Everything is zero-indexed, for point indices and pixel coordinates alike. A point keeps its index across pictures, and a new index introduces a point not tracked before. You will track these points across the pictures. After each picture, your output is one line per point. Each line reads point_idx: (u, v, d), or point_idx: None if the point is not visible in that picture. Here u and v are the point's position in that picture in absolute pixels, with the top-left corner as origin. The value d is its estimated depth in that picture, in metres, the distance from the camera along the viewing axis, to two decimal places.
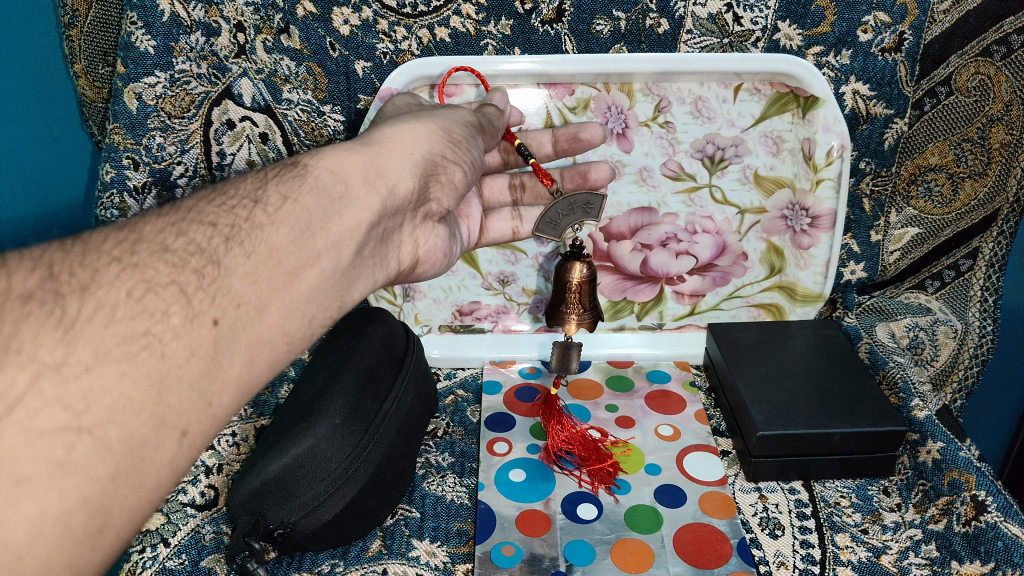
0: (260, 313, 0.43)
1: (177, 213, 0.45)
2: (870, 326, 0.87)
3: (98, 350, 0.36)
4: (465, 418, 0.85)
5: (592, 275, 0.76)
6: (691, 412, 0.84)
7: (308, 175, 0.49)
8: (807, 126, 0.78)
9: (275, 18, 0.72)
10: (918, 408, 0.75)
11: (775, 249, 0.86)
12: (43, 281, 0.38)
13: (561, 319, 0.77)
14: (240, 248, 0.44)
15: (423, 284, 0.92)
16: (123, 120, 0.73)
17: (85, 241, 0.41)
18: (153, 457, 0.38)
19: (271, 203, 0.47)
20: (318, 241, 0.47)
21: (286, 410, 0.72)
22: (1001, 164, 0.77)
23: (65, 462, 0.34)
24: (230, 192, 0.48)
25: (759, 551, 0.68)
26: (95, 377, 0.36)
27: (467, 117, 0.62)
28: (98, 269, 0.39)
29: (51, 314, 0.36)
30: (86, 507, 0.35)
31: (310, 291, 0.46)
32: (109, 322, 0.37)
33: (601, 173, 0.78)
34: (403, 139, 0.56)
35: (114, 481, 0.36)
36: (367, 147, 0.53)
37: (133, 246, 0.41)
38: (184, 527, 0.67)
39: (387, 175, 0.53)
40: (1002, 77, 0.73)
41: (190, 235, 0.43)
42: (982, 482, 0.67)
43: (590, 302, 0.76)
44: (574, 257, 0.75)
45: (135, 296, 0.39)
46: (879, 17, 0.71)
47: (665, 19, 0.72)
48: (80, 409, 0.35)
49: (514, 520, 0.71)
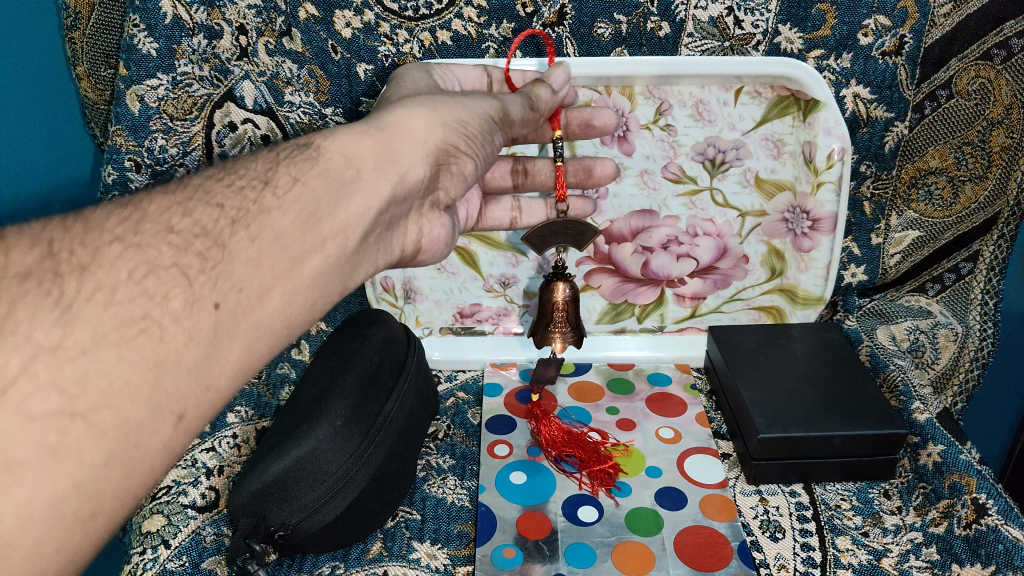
0: (260, 299, 0.43)
1: (185, 190, 0.45)
2: (870, 329, 0.87)
3: (95, 333, 0.36)
4: (466, 420, 0.85)
5: (575, 293, 0.76)
6: (692, 414, 0.84)
7: (319, 159, 0.49)
8: (807, 130, 0.78)
9: (277, 21, 0.73)
10: (918, 411, 0.75)
11: (775, 252, 0.87)
12: (42, 259, 0.38)
13: (544, 338, 0.77)
14: (245, 231, 0.44)
15: (424, 286, 0.92)
16: (125, 122, 0.73)
17: (88, 218, 0.41)
18: (149, 442, 0.38)
19: (280, 186, 0.47)
20: (323, 227, 0.47)
21: (287, 411, 0.72)
22: (1001, 167, 0.78)
23: (58, 447, 0.34)
24: (240, 173, 0.48)
25: (760, 554, 0.68)
26: (92, 360, 0.36)
27: (495, 108, 0.60)
28: (100, 248, 0.39)
29: (49, 293, 0.36)
30: (78, 493, 0.35)
31: (313, 277, 0.46)
32: (108, 304, 0.37)
33: (604, 171, 0.78)
34: (412, 121, 0.54)
35: (108, 467, 0.36)
36: (376, 128, 0.53)
37: (136, 225, 0.41)
38: (184, 529, 0.67)
39: (398, 162, 0.52)
40: (1002, 81, 0.73)
41: (196, 216, 0.43)
42: (982, 484, 0.67)
43: (573, 322, 0.77)
44: (553, 280, 0.75)
45: (135, 278, 0.39)
46: (879, 21, 0.71)
47: (667, 22, 0.73)
48: (75, 393, 0.35)
49: (514, 522, 0.71)
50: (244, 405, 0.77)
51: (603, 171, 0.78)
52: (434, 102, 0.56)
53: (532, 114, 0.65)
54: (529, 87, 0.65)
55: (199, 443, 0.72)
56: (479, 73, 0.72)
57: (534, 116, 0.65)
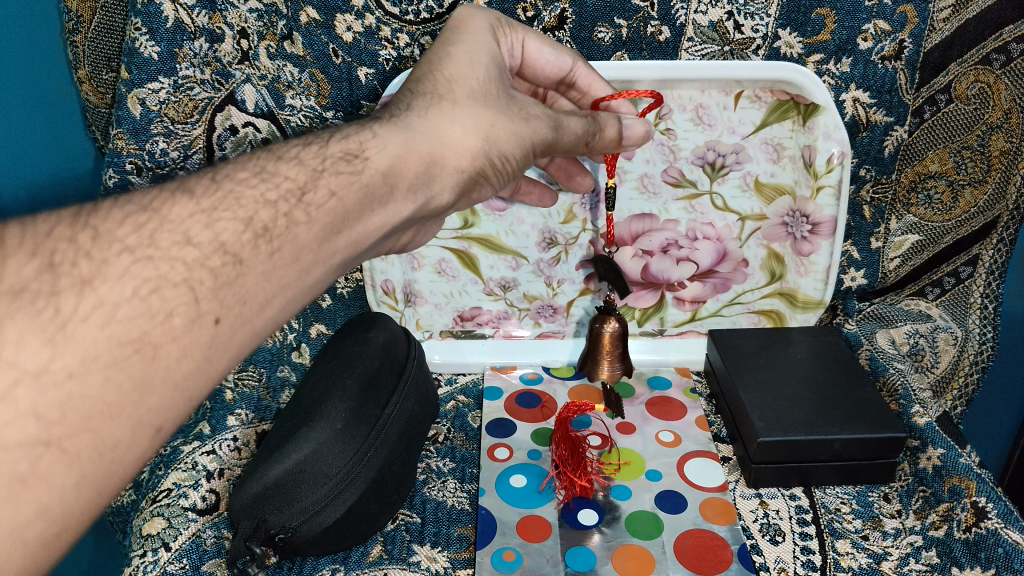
0: (261, 310, 0.43)
1: (215, 194, 0.44)
2: (870, 333, 0.88)
3: (86, 356, 0.36)
4: (466, 423, 0.85)
5: (622, 330, 0.78)
6: (692, 418, 0.84)
7: (364, 172, 0.48)
8: (807, 134, 0.78)
9: (278, 24, 0.73)
10: (918, 415, 0.75)
11: (775, 255, 0.87)
12: (40, 272, 0.37)
13: (592, 369, 0.79)
14: (267, 245, 0.43)
15: (425, 289, 0.93)
16: (126, 126, 0.73)
17: (98, 226, 0.40)
18: (126, 458, 0.38)
19: (316, 199, 0.45)
20: (341, 239, 0.46)
21: (287, 414, 0.72)
22: (1001, 171, 0.78)
23: (28, 476, 0.34)
24: (278, 181, 0.46)
25: (760, 557, 0.68)
26: (77, 385, 0.35)
27: (546, 140, 0.59)
28: (108, 260, 0.38)
29: (42, 312, 0.36)
30: (44, 518, 0.35)
31: (313, 286, 0.46)
32: (105, 323, 0.37)
33: (585, 184, 0.80)
34: (464, 147, 0.53)
35: (79, 487, 0.36)
36: (411, 132, 0.51)
37: (152, 235, 0.40)
38: (184, 531, 0.66)
39: (431, 186, 0.52)
40: (1001, 85, 0.73)
41: (218, 229, 0.42)
42: (982, 488, 0.67)
43: (622, 355, 0.78)
44: (603, 313, 0.77)
45: (140, 294, 0.38)
46: (879, 25, 0.71)
47: (666, 27, 0.73)
48: (53, 418, 0.35)
49: (515, 526, 0.71)
50: (244, 409, 0.77)
51: (585, 183, 0.80)
52: (493, 124, 0.55)
53: (581, 146, 0.64)
54: (599, 123, 0.63)
55: (199, 446, 0.72)
56: (561, 65, 0.69)
57: (581, 150, 0.64)
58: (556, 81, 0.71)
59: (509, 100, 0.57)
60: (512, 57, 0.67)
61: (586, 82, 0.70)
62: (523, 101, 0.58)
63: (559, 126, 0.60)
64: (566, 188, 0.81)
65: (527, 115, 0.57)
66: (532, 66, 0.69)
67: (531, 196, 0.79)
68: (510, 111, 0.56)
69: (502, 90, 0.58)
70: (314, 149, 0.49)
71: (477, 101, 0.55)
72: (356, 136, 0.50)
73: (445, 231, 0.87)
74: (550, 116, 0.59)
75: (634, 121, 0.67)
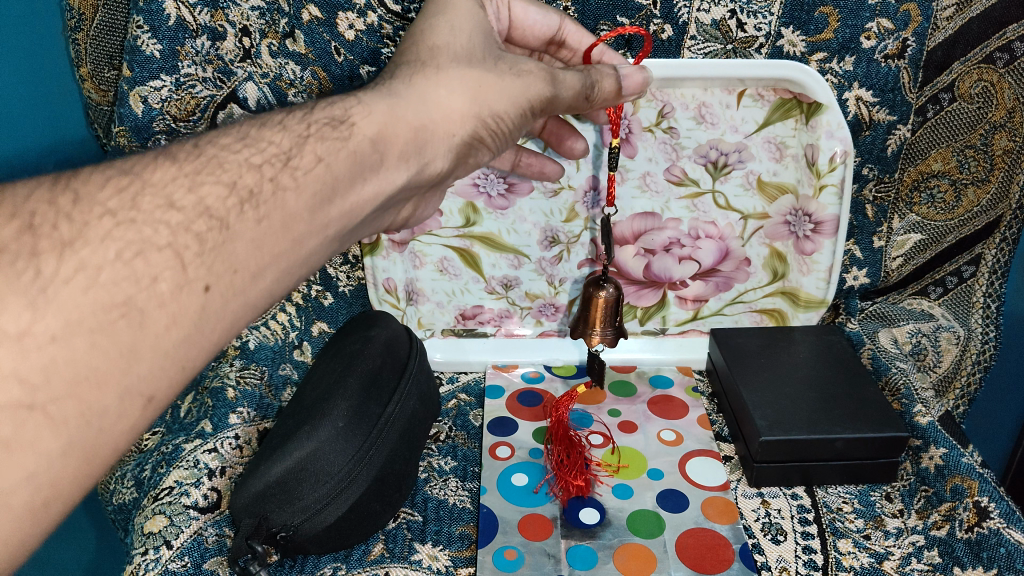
0: (255, 279, 0.43)
1: (198, 159, 0.44)
2: (872, 332, 0.87)
3: (69, 319, 0.36)
4: (468, 422, 0.85)
5: (618, 295, 0.77)
6: (694, 417, 0.84)
7: (350, 138, 0.48)
8: (809, 132, 0.78)
9: (280, 22, 0.73)
10: (920, 414, 0.75)
11: (778, 254, 0.87)
12: (20, 234, 0.37)
13: (582, 333, 0.78)
14: (254, 211, 0.43)
15: (426, 288, 0.93)
16: (128, 123, 0.73)
17: (79, 190, 0.40)
18: (115, 426, 0.38)
19: (303, 164, 0.45)
20: (332, 209, 0.46)
21: (289, 412, 0.72)
22: (1004, 171, 0.77)
23: (12, 440, 0.34)
24: (262, 146, 0.46)
25: (761, 557, 0.68)
26: (61, 348, 0.35)
27: (543, 96, 0.57)
28: (89, 223, 0.38)
29: (22, 274, 0.36)
30: (31, 484, 0.35)
31: (307, 257, 0.46)
32: (88, 286, 0.37)
33: (575, 148, 0.77)
34: (452, 109, 0.53)
35: (66, 454, 0.36)
36: (400, 100, 0.51)
37: (134, 199, 0.40)
38: (186, 529, 0.66)
39: (424, 153, 0.51)
40: (1005, 84, 0.73)
41: (201, 194, 0.42)
42: (984, 487, 0.67)
43: (614, 320, 0.78)
44: (597, 279, 0.77)
45: (124, 257, 0.38)
46: (882, 23, 0.70)
47: (669, 25, 0.73)
48: (37, 382, 0.35)
49: (516, 525, 0.71)
50: (246, 407, 0.77)
51: (577, 148, 0.77)
52: (481, 83, 0.54)
53: (580, 101, 0.61)
54: (596, 75, 0.60)
55: (200, 444, 0.72)
56: (548, 25, 0.69)
57: (582, 105, 0.61)
58: (544, 43, 0.71)
59: (496, 59, 0.56)
60: (499, 21, 0.67)
61: (575, 38, 0.70)
62: (514, 58, 0.57)
63: (555, 79, 0.57)
64: (558, 152, 0.79)
65: (518, 71, 0.56)
66: (520, 28, 0.69)
67: (533, 169, 0.78)
68: (499, 69, 0.55)
69: (488, 52, 0.57)
70: (299, 115, 0.50)
71: (470, 70, 0.54)
72: (341, 104, 0.50)
73: (445, 230, 0.88)
74: (545, 70, 0.57)
75: (632, 70, 0.62)
